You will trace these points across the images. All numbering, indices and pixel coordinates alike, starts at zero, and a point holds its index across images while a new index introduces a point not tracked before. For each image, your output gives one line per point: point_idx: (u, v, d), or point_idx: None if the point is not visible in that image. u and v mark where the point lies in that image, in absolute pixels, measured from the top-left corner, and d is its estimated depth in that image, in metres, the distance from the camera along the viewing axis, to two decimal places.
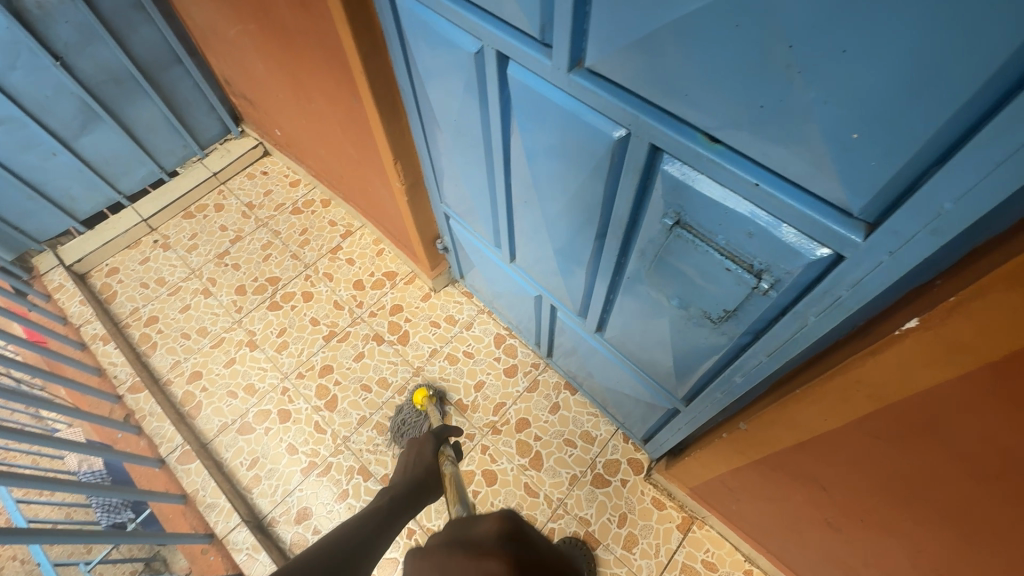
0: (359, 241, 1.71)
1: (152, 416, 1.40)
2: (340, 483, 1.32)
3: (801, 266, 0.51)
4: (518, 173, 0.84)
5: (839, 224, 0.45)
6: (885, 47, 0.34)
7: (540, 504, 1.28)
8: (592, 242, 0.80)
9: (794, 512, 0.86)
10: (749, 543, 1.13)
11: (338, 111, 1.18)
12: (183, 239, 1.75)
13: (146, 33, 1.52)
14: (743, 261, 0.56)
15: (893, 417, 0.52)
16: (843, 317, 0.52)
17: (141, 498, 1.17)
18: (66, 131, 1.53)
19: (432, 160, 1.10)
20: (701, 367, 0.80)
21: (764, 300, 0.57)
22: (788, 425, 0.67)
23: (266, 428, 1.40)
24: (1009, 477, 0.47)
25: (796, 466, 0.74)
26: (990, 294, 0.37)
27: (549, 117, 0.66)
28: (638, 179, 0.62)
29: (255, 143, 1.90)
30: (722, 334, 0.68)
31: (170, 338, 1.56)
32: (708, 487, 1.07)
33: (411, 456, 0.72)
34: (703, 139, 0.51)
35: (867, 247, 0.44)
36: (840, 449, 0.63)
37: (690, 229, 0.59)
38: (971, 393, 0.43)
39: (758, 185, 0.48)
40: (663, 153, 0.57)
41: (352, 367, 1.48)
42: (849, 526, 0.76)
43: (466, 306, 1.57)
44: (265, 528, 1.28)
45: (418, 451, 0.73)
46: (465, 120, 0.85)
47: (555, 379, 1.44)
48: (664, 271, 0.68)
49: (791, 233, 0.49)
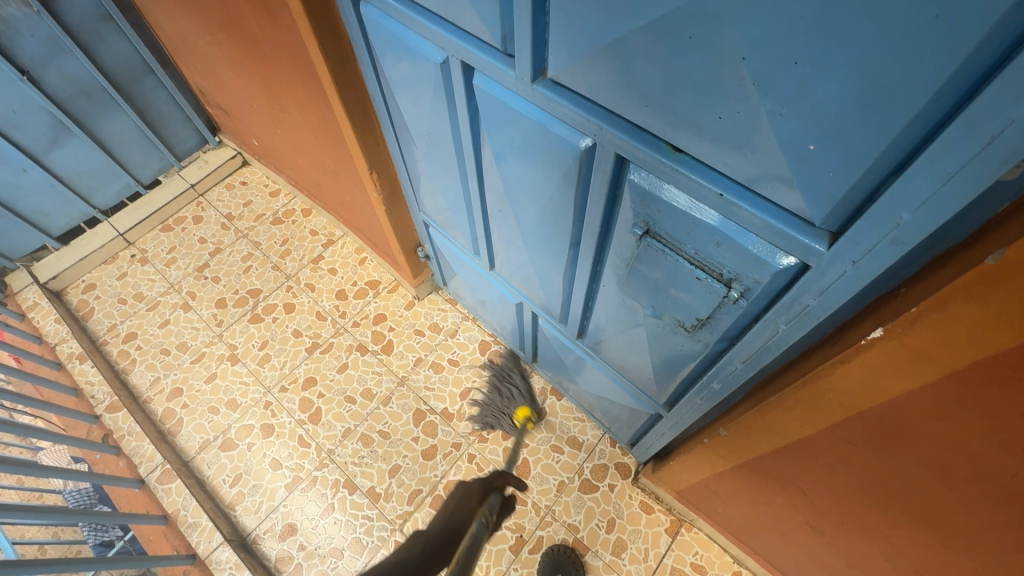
0: (341, 250, 1.69)
1: (131, 435, 1.37)
2: (325, 497, 1.30)
3: (768, 275, 0.50)
4: (492, 182, 0.83)
5: (803, 234, 0.44)
6: (835, 59, 0.34)
7: (528, 512, 1.27)
8: (567, 251, 0.80)
9: (778, 515, 0.86)
10: (737, 545, 1.13)
11: (312, 121, 1.16)
12: (161, 253, 1.72)
13: (116, 44, 1.49)
14: (712, 270, 0.56)
15: (865, 424, 0.52)
16: (812, 325, 0.52)
17: (122, 522, 1.15)
18: (36, 146, 1.49)
19: (408, 169, 1.09)
20: (679, 373, 0.79)
21: (735, 308, 0.57)
22: (766, 431, 0.67)
23: (248, 443, 1.38)
24: (979, 482, 0.47)
25: (776, 471, 0.74)
26: (951, 304, 0.36)
27: (517, 127, 0.65)
28: (607, 189, 0.61)
29: (234, 153, 1.87)
30: (697, 342, 0.68)
31: (149, 355, 1.53)
32: (693, 491, 1.07)
33: (456, 501, 0.70)
34: (667, 149, 0.50)
35: (830, 256, 0.43)
36: (817, 455, 0.63)
37: (659, 238, 0.59)
38: (938, 401, 0.43)
39: (722, 195, 0.48)
40: (628, 163, 0.56)
41: (336, 379, 1.46)
42: (831, 529, 0.76)
43: (450, 313, 1.56)
44: (249, 546, 1.26)
45: (464, 493, 0.71)
46: (436, 130, 0.84)
47: (541, 385, 1.43)
48: (637, 280, 0.68)
49: (756, 243, 0.49)
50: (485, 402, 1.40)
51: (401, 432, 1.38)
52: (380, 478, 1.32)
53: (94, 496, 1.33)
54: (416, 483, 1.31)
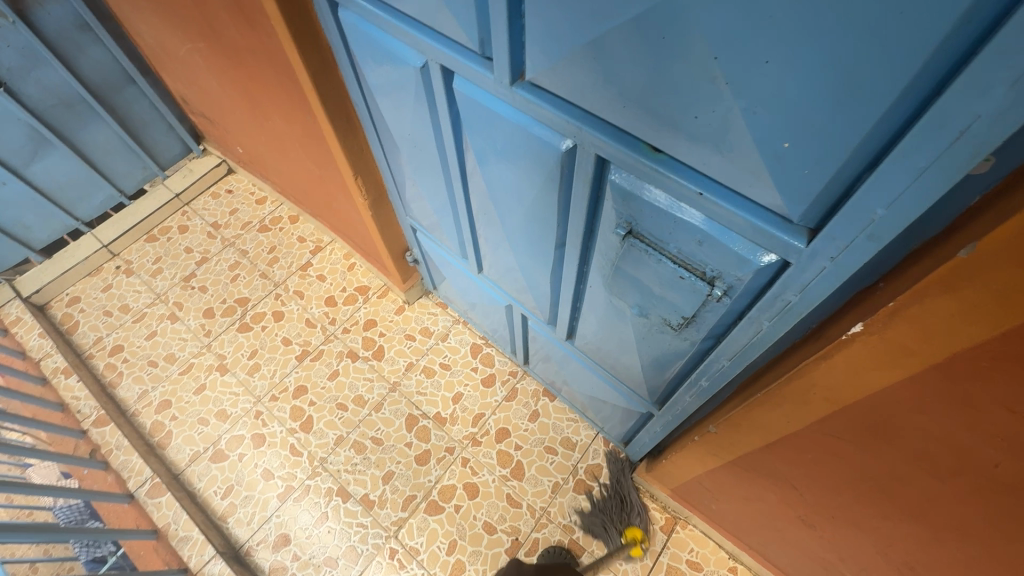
0: (330, 256, 1.68)
1: (119, 449, 1.35)
2: (318, 506, 1.29)
3: (750, 273, 0.51)
4: (476, 184, 0.83)
5: (782, 231, 0.45)
6: (804, 56, 0.34)
7: (523, 514, 1.26)
8: (553, 252, 0.80)
9: (770, 510, 0.86)
10: (731, 541, 1.14)
11: (295, 127, 1.15)
12: (146, 264, 1.70)
13: (95, 54, 1.48)
14: (695, 268, 0.56)
15: (850, 418, 0.52)
16: (794, 321, 0.52)
17: (112, 537, 1.13)
18: (16, 158, 1.47)
19: (393, 173, 1.08)
20: (668, 372, 0.79)
21: (719, 306, 0.57)
22: (754, 426, 0.67)
23: (239, 454, 1.36)
24: (963, 473, 0.47)
25: (766, 467, 0.74)
26: (927, 297, 0.36)
27: (498, 130, 0.65)
28: (589, 190, 0.61)
29: (218, 161, 1.86)
30: (684, 340, 0.68)
31: (136, 367, 1.51)
32: (687, 488, 1.07)
33: None
34: (647, 149, 0.50)
35: (809, 253, 0.44)
36: (805, 449, 0.63)
37: (643, 238, 0.59)
38: (920, 393, 0.43)
39: (701, 194, 0.48)
40: (609, 163, 0.56)
41: (327, 386, 1.45)
42: (822, 522, 0.76)
43: (441, 317, 1.56)
44: (242, 558, 1.24)
45: None
46: (419, 134, 0.84)
47: (534, 387, 1.43)
48: (622, 280, 0.68)
49: (737, 241, 0.49)
50: (598, 507, 1.25)
51: (393, 438, 1.37)
52: (373, 485, 1.31)
53: (85, 511, 1.31)
54: (410, 489, 1.30)
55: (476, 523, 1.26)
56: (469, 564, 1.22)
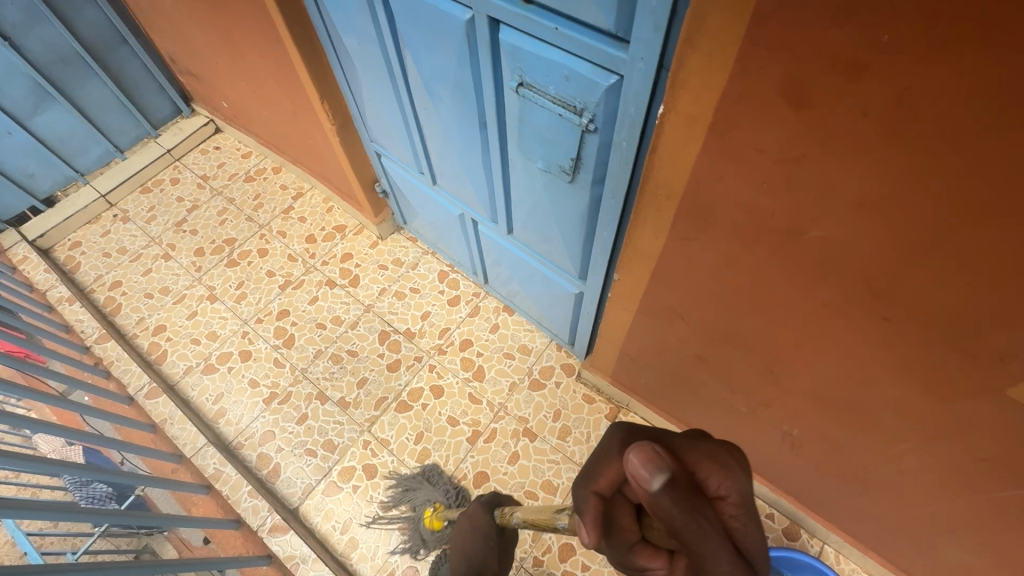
0: (310, 201, 1.83)
1: (119, 361, 1.51)
2: (299, 408, 1.43)
3: (602, 96, 0.66)
4: (414, 83, 0.97)
5: (612, 48, 0.60)
6: None
7: (483, 409, 1.40)
8: (478, 134, 0.94)
9: (677, 357, 1.01)
10: (664, 419, 1.28)
11: (269, 61, 1.30)
12: (141, 212, 1.85)
13: (90, 14, 1.63)
14: (570, 105, 0.71)
15: (687, 209, 0.67)
16: (640, 136, 0.67)
17: (112, 422, 1.26)
18: (20, 110, 1.62)
19: (354, 96, 1.23)
20: (579, 232, 0.94)
21: (593, 137, 0.72)
22: (639, 256, 0.82)
23: (229, 366, 1.51)
24: (761, 234, 0.62)
25: (659, 301, 0.89)
26: (688, 61, 0.52)
27: (420, 14, 0.79)
28: (490, 56, 0.76)
29: (206, 120, 2.00)
30: (580, 186, 0.83)
31: (134, 299, 1.65)
32: (620, 366, 1.22)
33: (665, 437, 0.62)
34: (520, 2, 0.66)
35: (629, 60, 0.59)
36: (675, 265, 0.78)
37: (532, 88, 0.74)
38: (713, 159, 0.58)
39: (557, 29, 0.63)
40: (500, 24, 0.71)
41: (307, 309, 1.60)
42: (710, 351, 0.91)
43: (412, 249, 1.70)
44: (231, 451, 1.39)
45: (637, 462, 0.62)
46: (367, 43, 0.99)
47: (495, 304, 1.58)
48: (527, 138, 0.83)
49: (590, 68, 0.65)
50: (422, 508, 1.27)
51: (367, 350, 1.52)
52: (349, 389, 1.46)
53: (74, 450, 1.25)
54: (382, 392, 1.45)
55: (440, 418, 1.40)
56: (434, 451, 1.35)
